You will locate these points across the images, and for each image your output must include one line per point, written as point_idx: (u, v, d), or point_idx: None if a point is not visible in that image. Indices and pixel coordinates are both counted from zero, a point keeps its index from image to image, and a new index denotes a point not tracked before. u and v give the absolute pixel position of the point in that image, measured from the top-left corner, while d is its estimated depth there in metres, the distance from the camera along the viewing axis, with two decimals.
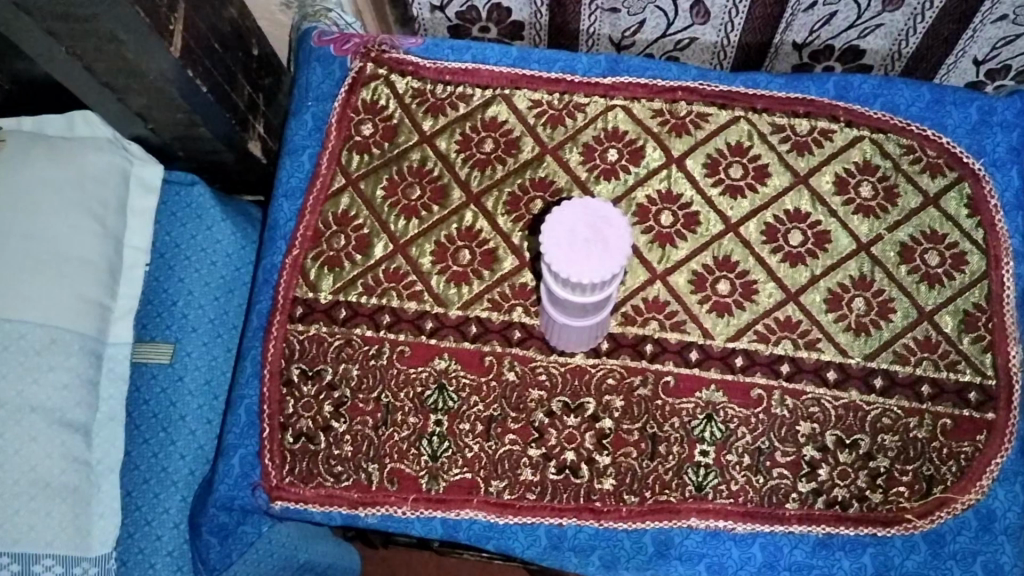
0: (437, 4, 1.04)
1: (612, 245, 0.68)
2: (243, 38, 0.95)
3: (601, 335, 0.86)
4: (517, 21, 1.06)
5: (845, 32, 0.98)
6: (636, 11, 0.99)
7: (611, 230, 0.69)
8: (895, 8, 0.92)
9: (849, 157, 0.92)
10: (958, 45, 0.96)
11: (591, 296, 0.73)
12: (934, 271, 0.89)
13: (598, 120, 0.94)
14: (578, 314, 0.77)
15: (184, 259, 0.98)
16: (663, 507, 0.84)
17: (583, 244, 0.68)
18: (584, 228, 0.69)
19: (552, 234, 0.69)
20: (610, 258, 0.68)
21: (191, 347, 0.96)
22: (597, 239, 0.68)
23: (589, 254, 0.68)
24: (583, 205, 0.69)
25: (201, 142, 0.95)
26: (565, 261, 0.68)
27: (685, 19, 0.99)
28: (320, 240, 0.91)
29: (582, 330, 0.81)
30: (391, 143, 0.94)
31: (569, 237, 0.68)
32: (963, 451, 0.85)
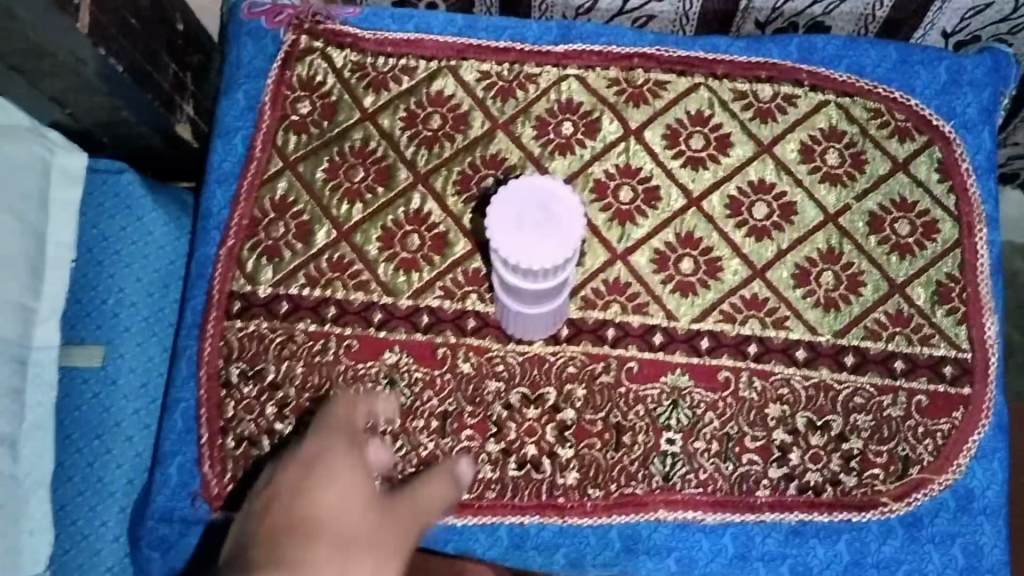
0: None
1: (564, 227, 0.63)
2: (167, 13, 0.88)
3: (562, 318, 0.82)
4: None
5: (811, 8, 0.93)
6: None
7: (563, 211, 0.63)
8: None
9: (814, 123, 0.88)
10: (927, 15, 0.91)
11: (545, 282, 0.68)
12: (904, 241, 0.85)
13: (551, 91, 0.89)
14: (531, 300, 0.72)
15: (113, 253, 0.92)
16: (630, 501, 0.79)
17: (533, 226, 0.63)
18: (532, 210, 0.63)
19: (497, 218, 0.63)
20: (563, 240, 0.63)
21: (125, 348, 0.90)
22: (548, 220, 0.63)
23: (538, 237, 0.63)
24: (533, 184, 0.63)
25: (126, 127, 0.89)
26: (515, 247, 0.63)
27: None
28: (257, 228, 0.85)
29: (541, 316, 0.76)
30: (331, 122, 0.88)
31: (517, 220, 0.63)
32: (939, 429, 0.81)
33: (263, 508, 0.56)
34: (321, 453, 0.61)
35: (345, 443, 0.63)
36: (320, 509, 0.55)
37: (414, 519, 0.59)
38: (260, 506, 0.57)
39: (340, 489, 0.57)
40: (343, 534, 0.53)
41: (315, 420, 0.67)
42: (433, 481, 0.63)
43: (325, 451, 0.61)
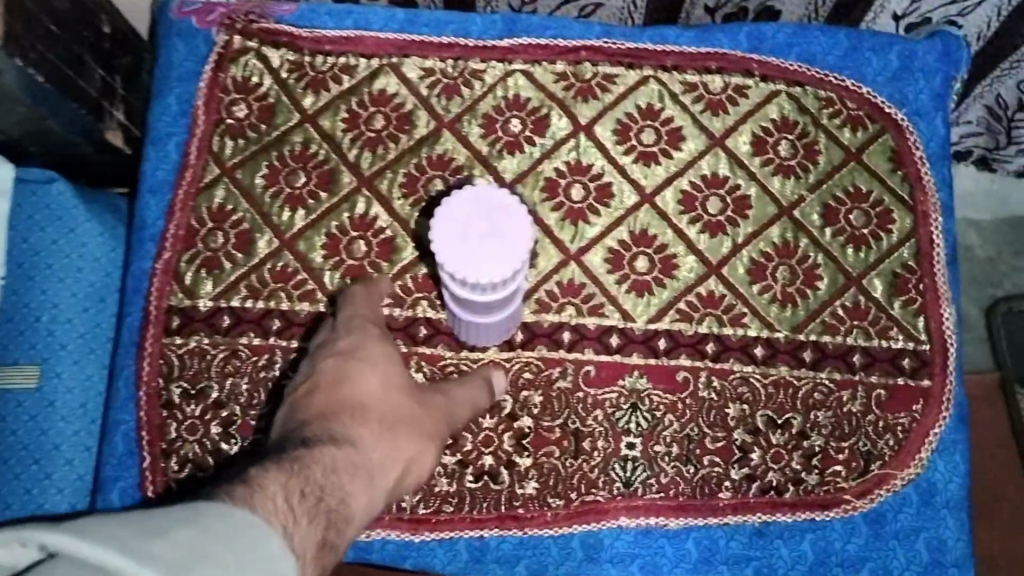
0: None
1: (511, 239, 0.61)
2: (91, 15, 0.83)
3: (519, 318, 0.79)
4: None
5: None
6: None
7: (510, 224, 0.61)
8: None
9: (766, 114, 0.86)
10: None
11: (497, 293, 0.65)
12: (860, 232, 0.84)
13: (497, 88, 0.86)
14: (482, 310, 0.70)
15: (45, 268, 0.88)
16: (591, 509, 0.77)
17: (478, 239, 0.61)
18: (479, 223, 0.61)
19: (443, 231, 0.61)
20: (510, 252, 0.61)
21: (62, 367, 0.87)
22: (493, 232, 0.61)
23: (484, 251, 0.60)
24: (477, 194, 0.61)
25: (51, 136, 0.84)
26: (462, 260, 0.61)
27: None
28: (194, 239, 0.82)
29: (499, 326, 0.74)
30: (269, 125, 0.85)
31: (461, 234, 0.61)
32: (899, 423, 0.80)
33: (309, 424, 0.58)
34: (358, 380, 0.63)
35: (377, 372, 0.65)
36: (359, 442, 0.58)
37: (419, 458, 0.64)
38: (303, 422, 0.59)
39: (375, 430, 0.60)
40: (372, 474, 0.57)
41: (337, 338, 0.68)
42: (437, 421, 0.68)
43: (361, 377, 0.63)
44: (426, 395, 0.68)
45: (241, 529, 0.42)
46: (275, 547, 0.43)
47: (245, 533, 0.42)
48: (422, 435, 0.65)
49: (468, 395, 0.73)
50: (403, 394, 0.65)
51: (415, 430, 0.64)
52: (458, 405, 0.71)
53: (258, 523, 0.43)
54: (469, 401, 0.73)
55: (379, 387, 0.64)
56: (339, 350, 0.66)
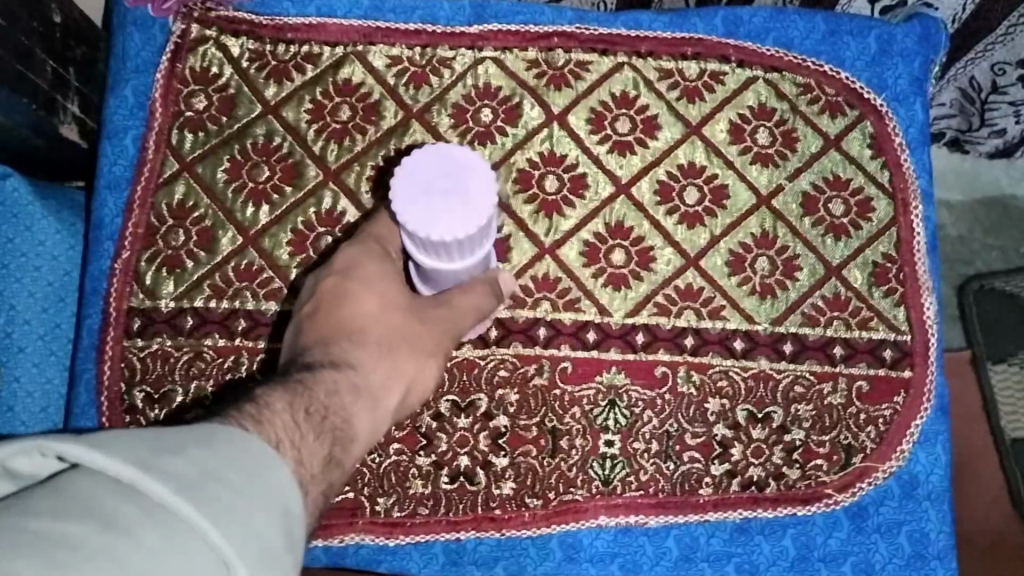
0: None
1: (474, 196, 0.56)
2: (39, 4, 0.79)
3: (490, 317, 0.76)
4: None
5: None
6: None
7: (468, 171, 0.57)
8: None
9: (743, 101, 0.84)
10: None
11: (465, 252, 0.61)
12: (839, 221, 0.82)
13: (467, 76, 0.83)
14: (451, 282, 0.66)
15: (0, 268, 0.84)
16: (569, 508, 0.76)
17: (440, 198, 0.56)
18: (437, 175, 0.56)
19: (400, 188, 0.56)
20: (475, 211, 0.56)
21: (21, 370, 0.84)
22: (456, 191, 0.56)
23: (446, 210, 0.56)
24: (436, 151, 0.56)
25: (2, 132, 0.81)
26: (424, 214, 0.56)
27: None
28: (155, 238, 0.79)
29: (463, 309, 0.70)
30: (230, 117, 0.82)
31: (422, 193, 0.56)
32: (881, 415, 0.79)
33: (313, 350, 0.58)
34: (355, 308, 0.62)
35: (377, 294, 0.63)
36: (359, 367, 0.58)
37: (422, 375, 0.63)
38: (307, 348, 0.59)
39: (370, 356, 0.59)
40: (372, 398, 0.57)
41: (347, 257, 0.67)
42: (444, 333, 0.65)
43: (359, 305, 0.62)
44: (431, 304, 0.64)
45: (255, 458, 0.41)
46: (283, 481, 0.42)
47: (259, 465, 0.41)
48: (424, 353, 0.63)
49: (478, 298, 0.66)
50: (401, 312, 0.63)
51: (414, 350, 0.62)
52: (473, 303, 0.66)
53: (265, 450, 0.42)
54: (483, 297, 0.67)
55: (377, 310, 0.62)
56: (343, 274, 0.65)
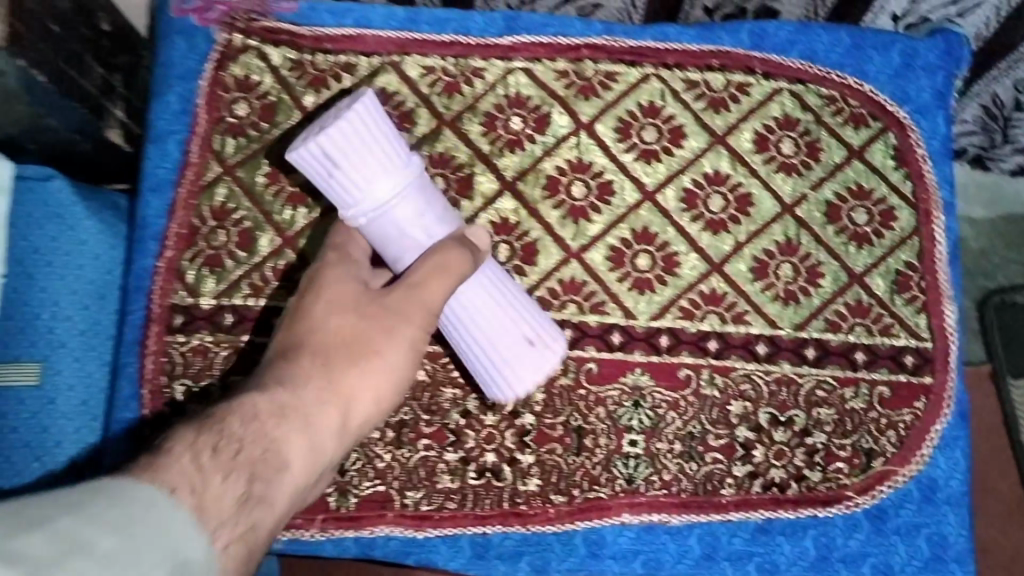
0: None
1: None
2: (91, 13, 0.83)
3: (535, 358, 0.71)
4: None
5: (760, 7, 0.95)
6: None
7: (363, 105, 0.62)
8: None
9: (768, 112, 0.86)
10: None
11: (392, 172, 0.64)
12: (862, 230, 0.84)
13: (498, 86, 0.86)
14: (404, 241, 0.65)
15: (45, 265, 0.87)
16: (593, 505, 0.77)
17: None
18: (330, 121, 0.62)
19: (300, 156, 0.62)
20: None
21: (62, 364, 0.87)
22: None
23: None
24: None
25: (52, 135, 0.84)
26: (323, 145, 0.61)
27: None
28: (197, 238, 0.82)
29: (494, 313, 0.70)
30: (270, 124, 0.84)
31: None
32: (902, 420, 0.80)
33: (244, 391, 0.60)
34: (315, 334, 0.65)
35: (336, 319, 0.66)
36: (285, 399, 0.59)
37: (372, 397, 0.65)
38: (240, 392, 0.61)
39: (313, 386, 0.62)
40: (303, 423, 0.59)
41: (318, 267, 0.69)
42: (399, 351, 0.66)
43: (320, 328, 0.66)
44: (384, 321, 0.66)
45: (128, 496, 0.45)
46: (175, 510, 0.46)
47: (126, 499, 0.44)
48: (377, 373, 0.65)
49: (438, 288, 0.65)
50: (354, 334, 0.65)
51: (363, 370, 0.64)
52: (429, 302, 0.65)
53: (151, 491, 0.46)
54: (444, 294, 0.66)
55: (333, 335, 0.65)
56: (313, 287, 0.68)
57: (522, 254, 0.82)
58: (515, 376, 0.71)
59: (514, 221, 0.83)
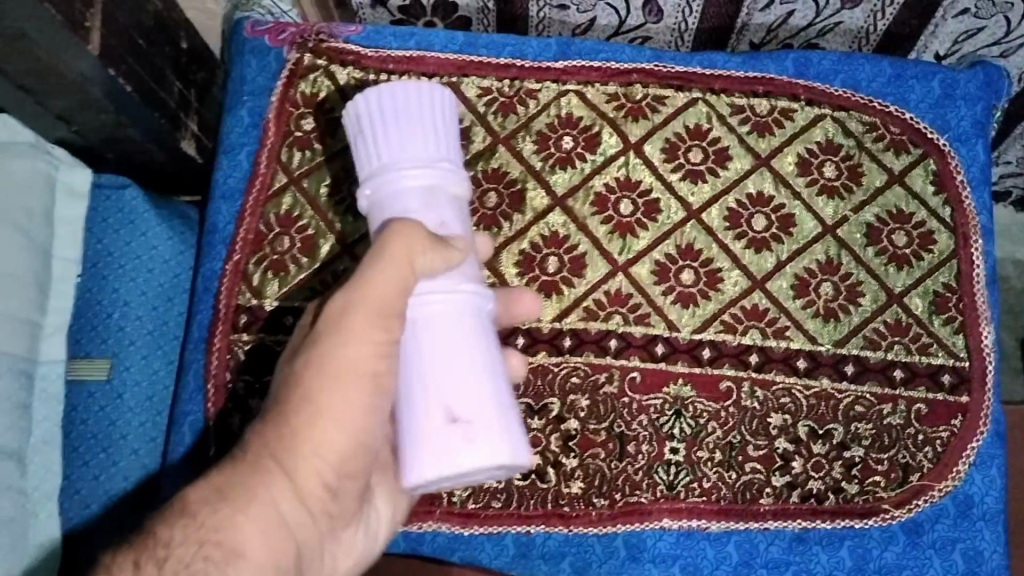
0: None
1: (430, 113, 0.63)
2: (172, 32, 0.89)
3: (466, 442, 0.56)
4: (463, 16, 1.07)
5: (804, 31, 1.03)
6: (586, 8, 1.02)
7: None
8: (854, 6, 0.97)
9: (812, 137, 0.89)
10: (935, 14, 0.95)
11: (426, 136, 0.62)
12: (901, 252, 0.87)
13: (551, 106, 0.90)
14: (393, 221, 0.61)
15: (118, 268, 0.93)
16: (634, 510, 0.80)
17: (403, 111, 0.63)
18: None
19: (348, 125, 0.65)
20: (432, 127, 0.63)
21: (130, 361, 0.91)
22: (414, 107, 0.63)
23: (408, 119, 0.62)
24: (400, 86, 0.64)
25: (131, 144, 0.90)
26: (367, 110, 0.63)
27: (638, 16, 1.02)
28: (262, 243, 0.86)
29: (436, 354, 0.58)
30: (334, 138, 0.89)
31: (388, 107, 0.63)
32: (939, 437, 0.82)
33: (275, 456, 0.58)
34: (270, 419, 0.56)
35: (292, 373, 0.56)
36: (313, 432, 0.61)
37: (361, 409, 0.57)
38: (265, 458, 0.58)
39: (268, 434, 0.55)
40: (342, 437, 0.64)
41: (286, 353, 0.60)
42: (355, 373, 0.56)
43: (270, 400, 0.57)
44: (329, 334, 0.56)
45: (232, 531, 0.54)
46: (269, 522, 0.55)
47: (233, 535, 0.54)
48: (340, 413, 0.56)
49: (394, 273, 0.56)
50: (292, 374, 0.56)
51: (314, 403, 0.55)
52: (378, 297, 0.56)
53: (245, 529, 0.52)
54: (396, 284, 0.56)
55: (287, 391, 0.56)
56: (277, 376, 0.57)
57: (571, 266, 0.86)
58: (435, 456, 0.56)
59: (564, 234, 0.86)
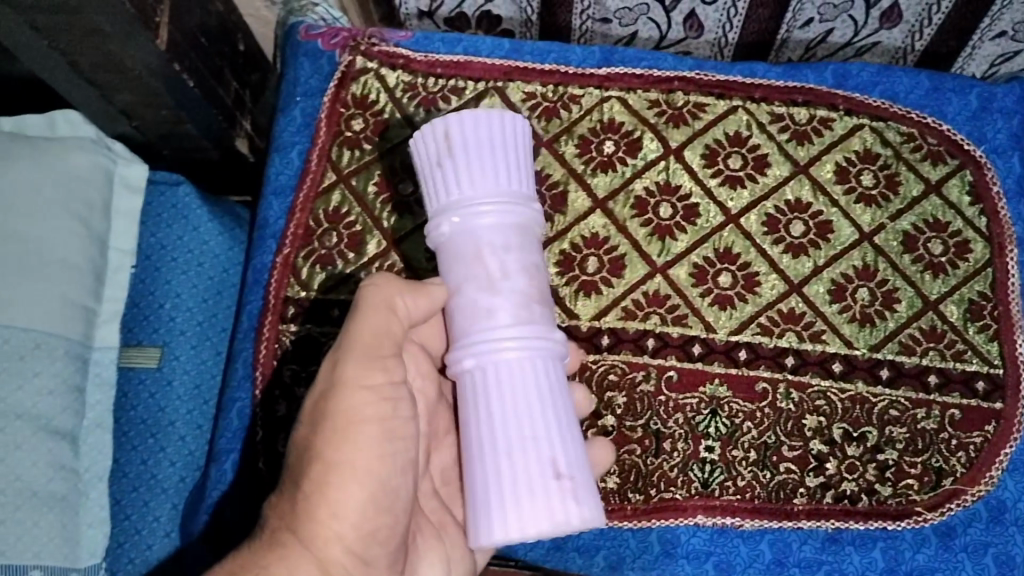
0: (425, 11, 1.08)
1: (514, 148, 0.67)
2: (230, 34, 0.93)
3: (547, 506, 0.61)
4: (506, 29, 1.10)
5: (842, 50, 1.05)
6: (628, 22, 1.04)
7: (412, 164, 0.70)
8: (892, 26, 0.99)
9: (850, 146, 0.91)
10: (972, 36, 0.98)
11: (512, 172, 0.66)
12: (938, 260, 0.88)
13: (593, 111, 0.92)
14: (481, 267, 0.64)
15: (170, 260, 0.96)
16: (669, 505, 0.81)
17: (490, 145, 0.65)
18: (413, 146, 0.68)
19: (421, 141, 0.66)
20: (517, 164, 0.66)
21: (180, 351, 0.94)
22: (501, 143, 0.66)
23: (497, 153, 0.65)
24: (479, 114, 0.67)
25: (187, 140, 0.94)
26: (451, 135, 0.65)
27: (678, 32, 1.05)
28: (311, 237, 0.89)
29: (520, 404, 0.63)
30: (382, 138, 0.92)
31: (477, 138, 0.65)
32: (972, 442, 0.83)
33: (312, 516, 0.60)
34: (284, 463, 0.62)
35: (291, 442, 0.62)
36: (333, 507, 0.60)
37: (366, 459, 0.60)
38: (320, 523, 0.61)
39: (286, 502, 0.59)
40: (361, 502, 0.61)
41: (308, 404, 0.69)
42: (349, 423, 0.60)
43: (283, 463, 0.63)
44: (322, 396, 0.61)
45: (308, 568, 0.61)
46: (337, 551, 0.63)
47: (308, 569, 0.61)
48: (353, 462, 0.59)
49: (375, 320, 0.62)
50: (304, 441, 0.60)
51: (319, 464, 0.59)
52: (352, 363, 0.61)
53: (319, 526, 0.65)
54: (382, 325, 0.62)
55: (296, 453, 0.61)
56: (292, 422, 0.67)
57: (610, 267, 0.87)
58: (514, 518, 0.61)
59: (604, 235, 0.88)
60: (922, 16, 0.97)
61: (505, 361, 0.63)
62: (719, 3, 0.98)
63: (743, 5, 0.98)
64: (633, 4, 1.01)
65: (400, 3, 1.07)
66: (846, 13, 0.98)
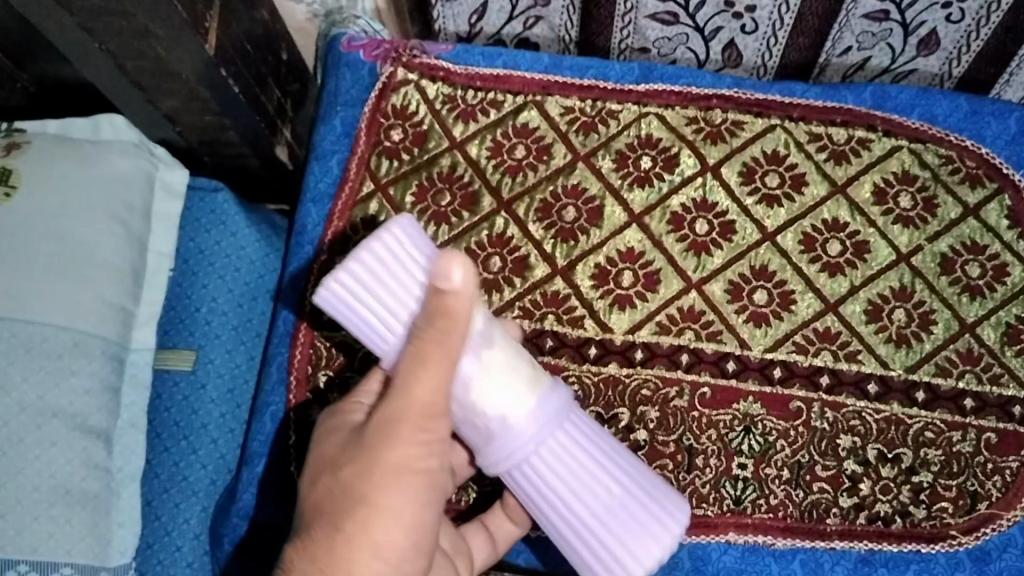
0: (463, 36, 1.09)
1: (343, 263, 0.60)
2: (274, 42, 0.94)
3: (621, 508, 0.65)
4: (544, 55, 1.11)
5: (879, 77, 1.06)
6: (666, 52, 1.05)
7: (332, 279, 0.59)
8: (929, 53, 1.00)
9: (888, 166, 0.91)
10: (1009, 64, 0.97)
11: None
12: (975, 283, 0.88)
13: (632, 127, 0.93)
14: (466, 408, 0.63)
15: (208, 265, 0.97)
16: (701, 522, 0.81)
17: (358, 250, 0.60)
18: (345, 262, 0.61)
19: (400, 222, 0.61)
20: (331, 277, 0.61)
21: (214, 354, 0.95)
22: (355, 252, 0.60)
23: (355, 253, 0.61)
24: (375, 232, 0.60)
25: (229, 146, 0.95)
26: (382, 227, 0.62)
27: (716, 61, 1.06)
28: (349, 245, 0.89)
29: (583, 467, 0.64)
30: (421, 149, 0.92)
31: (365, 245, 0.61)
32: (1008, 466, 0.83)
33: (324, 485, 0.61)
34: (307, 505, 0.61)
35: (325, 479, 0.60)
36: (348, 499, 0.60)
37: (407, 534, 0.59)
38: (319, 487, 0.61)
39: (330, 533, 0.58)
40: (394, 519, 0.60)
41: (319, 431, 0.65)
42: (398, 478, 0.59)
43: (307, 502, 0.61)
44: (377, 445, 0.59)
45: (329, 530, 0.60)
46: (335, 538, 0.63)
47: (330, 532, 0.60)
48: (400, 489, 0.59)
49: (433, 383, 0.57)
50: (343, 486, 0.59)
51: (372, 498, 0.58)
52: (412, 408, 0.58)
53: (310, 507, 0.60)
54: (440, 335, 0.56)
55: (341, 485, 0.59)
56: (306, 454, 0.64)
57: (644, 282, 0.88)
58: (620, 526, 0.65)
59: (639, 250, 0.89)
60: (961, 44, 0.97)
61: (555, 435, 0.62)
62: (758, 33, 0.99)
63: (783, 35, 0.98)
64: (672, 33, 1.02)
65: (439, 30, 1.09)
66: (884, 41, 0.99)
